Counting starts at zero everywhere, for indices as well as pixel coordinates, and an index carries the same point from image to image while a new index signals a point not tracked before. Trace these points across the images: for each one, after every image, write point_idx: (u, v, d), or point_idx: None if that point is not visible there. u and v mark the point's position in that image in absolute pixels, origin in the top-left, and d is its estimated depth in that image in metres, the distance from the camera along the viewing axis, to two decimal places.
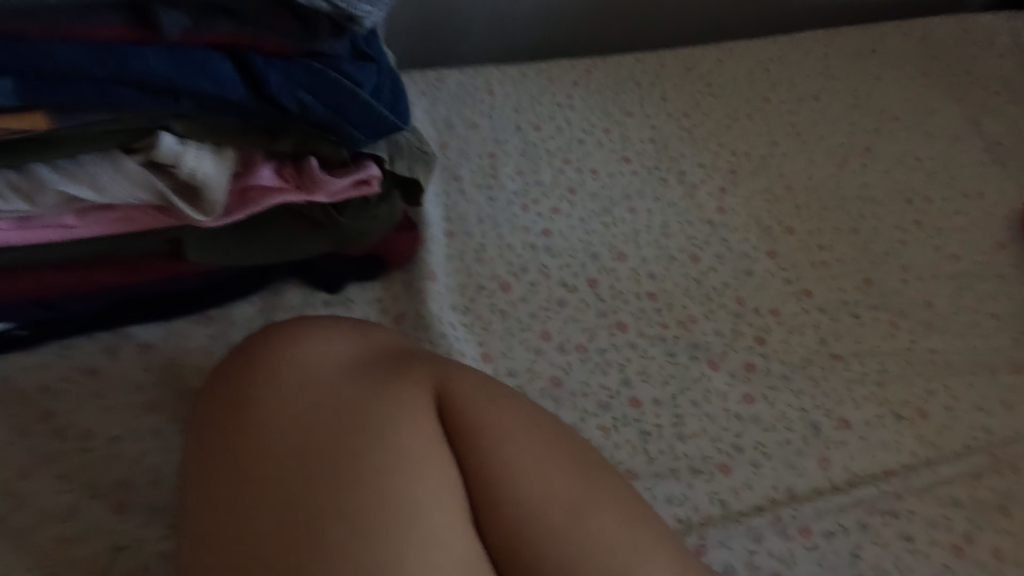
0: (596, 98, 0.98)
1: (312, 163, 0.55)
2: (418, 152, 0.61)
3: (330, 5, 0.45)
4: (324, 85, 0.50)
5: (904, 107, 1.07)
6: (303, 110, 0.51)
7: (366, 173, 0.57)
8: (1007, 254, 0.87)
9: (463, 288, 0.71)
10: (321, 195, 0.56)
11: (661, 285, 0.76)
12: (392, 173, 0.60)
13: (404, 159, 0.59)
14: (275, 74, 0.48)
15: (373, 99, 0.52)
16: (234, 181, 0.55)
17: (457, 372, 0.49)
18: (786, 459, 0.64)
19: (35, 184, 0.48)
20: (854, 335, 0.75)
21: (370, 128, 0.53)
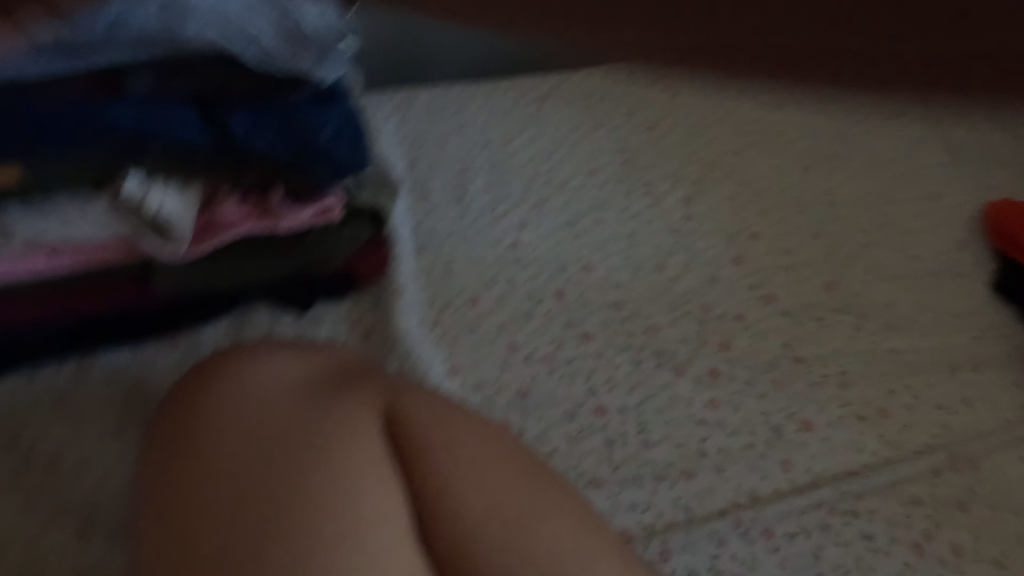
0: (566, 110, 0.99)
1: (275, 195, 0.57)
2: (382, 182, 0.64)
3: (289, 67, 0.50)
4: (290, 131, 0.52)
5: (870, 110, 1.08)
6: (269, 153, 0.53)
7: (327, 202, 0.58)
8: (968, 253, 0.88)
9: (431, 303, 0.72)
10: (283, 225, 0.58)
11: (628, 294, 0.78)
12: (357, 203, 0.62)
13: (369, 188, 0.62)
14: (241, 122, 0.51)
15: (338, 142, 0.54)
16: (200, 215, 0.56)
17: (410, 391, 0.50)
18: (749, 462, 0.65)
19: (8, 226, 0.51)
20: (818, 337, 0.76)
21: (337, 170, 0.55)
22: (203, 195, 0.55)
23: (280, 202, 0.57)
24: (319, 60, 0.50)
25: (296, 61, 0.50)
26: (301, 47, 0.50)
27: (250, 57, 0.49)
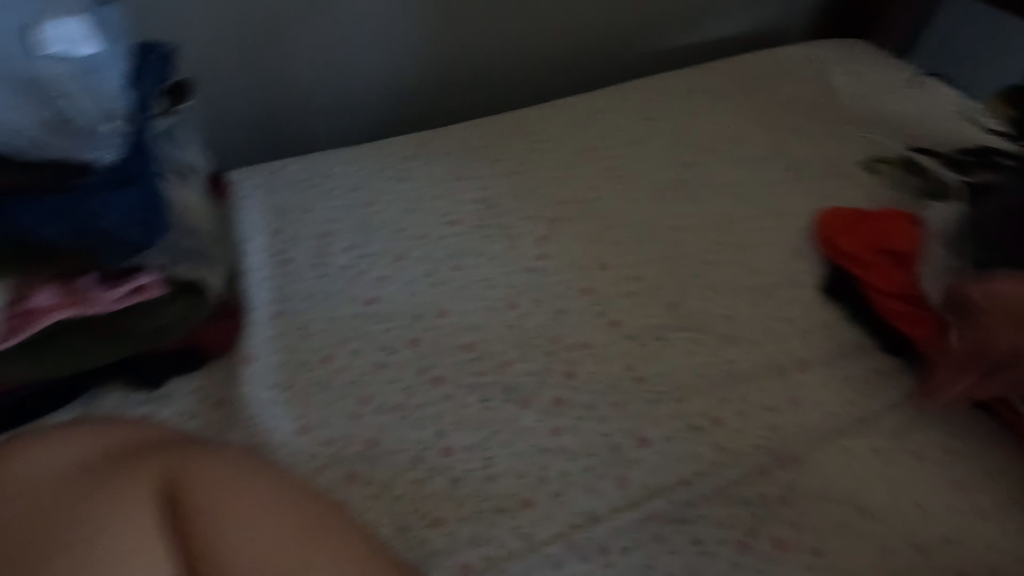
0: (432, 166, 1.04)
1: (84, 279, 0.62)
2: (201, 256, 0.67)
3: (60, 154, 0.57)
4: (73, 218, 0.57)
5: (719, 135, 1.17)
6: (57, 239, 0.58)
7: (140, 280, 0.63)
8: (802, 261, 0.96)
9: (286, 365, 0.76)
10: (100, 305, 0.62)
11: (481, 336, 0.82)
12: (176, 277, 0.66)
13: (187, 263, 0.66)
14: (25, 213, 0.56)
15: (123, 224, 0.59)
16: (14, 309, 0.60)
17: (183, 460, 0.59)
18: (588, 483, 0.69)
19: None
20: (659, 356, 0.82)
21: (127, 251, 0.61)
22: (11, 290, 0.60)
23: (93, 286, 0.62)
24: (88, 145, 0.58)
25: (65, 148, 0.57)
26: (65, 134, 0.57)
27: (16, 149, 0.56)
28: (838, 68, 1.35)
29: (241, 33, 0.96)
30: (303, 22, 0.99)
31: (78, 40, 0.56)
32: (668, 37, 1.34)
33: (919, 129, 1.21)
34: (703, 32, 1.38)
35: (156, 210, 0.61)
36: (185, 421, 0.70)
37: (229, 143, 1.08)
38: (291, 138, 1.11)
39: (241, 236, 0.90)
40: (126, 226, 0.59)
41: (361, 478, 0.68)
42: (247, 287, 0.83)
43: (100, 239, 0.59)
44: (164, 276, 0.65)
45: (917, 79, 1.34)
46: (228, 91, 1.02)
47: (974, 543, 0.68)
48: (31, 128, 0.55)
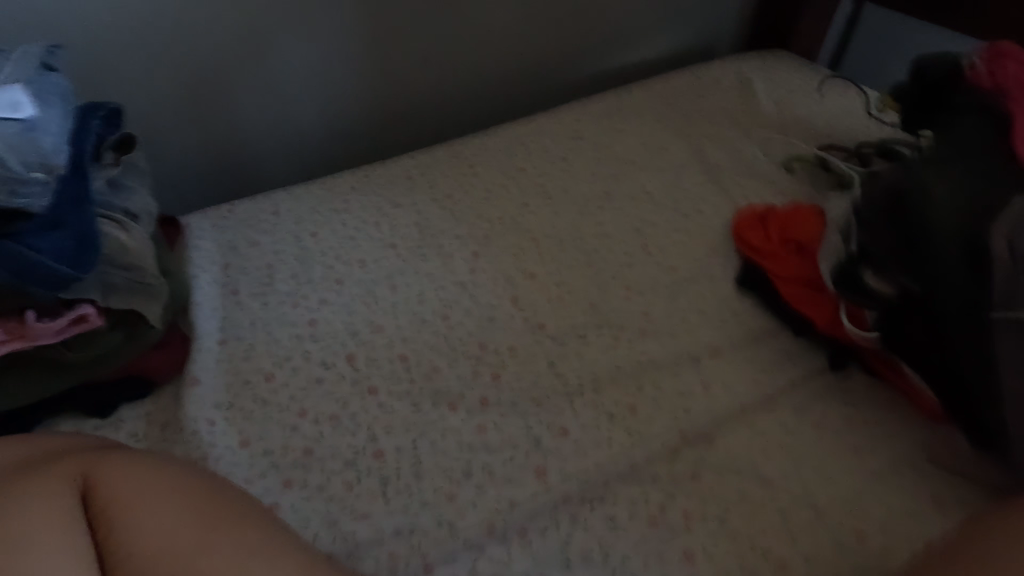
0: (371, 196, 1.10)
1: (31, 312, 0.68)
2: (135, 288, 0.75)
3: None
4: (10, 260, 0.64)
5: (642, 149, 1.25)
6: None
7: (79, 311, 0.70)
8: (718, 257, 1.03)
9: (229, 387, 0.82)
10: (46, 332, 0.69)
11: (412, 346, 0.88)
12: (112, 309, 0.73)
13: (120, 295, 0.73)
14: None
15: (56, 262, 0.66)
16: None
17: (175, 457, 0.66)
18: (509, 473, 0.75)
19: None
20: (579, 353, 0.88)
21: (63, 284, 0.67)
22: None
23: (37, 320, 0.68)
24: (16, 196, 0.64)
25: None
26: None
27: None
28: (756, 79, 1.44)
29: (183, 93, 1.06)
30: (238, 76, 1.08)
31: (17, 106, 0.67)
32: (590, 64, 1.47)
33: (829, 130, 1.30)
34: (625, 57, 1.52)
35: (83, 248, 0.68)
36: (133, 443, 0.76)
37: (184, 191, 1.16)
38: (245, 180, 1.21)
39: (190, 274, 0.95)
40: (55, 261, 0.66)
41: (297, 482, 0.73)
42: (194, 319, 0.88)
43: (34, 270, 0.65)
44: (102, 308, 0.72)
45: (828, 85, 1.44)
46: (179, 144, 1.10)
47: (869, 502, 0.73)
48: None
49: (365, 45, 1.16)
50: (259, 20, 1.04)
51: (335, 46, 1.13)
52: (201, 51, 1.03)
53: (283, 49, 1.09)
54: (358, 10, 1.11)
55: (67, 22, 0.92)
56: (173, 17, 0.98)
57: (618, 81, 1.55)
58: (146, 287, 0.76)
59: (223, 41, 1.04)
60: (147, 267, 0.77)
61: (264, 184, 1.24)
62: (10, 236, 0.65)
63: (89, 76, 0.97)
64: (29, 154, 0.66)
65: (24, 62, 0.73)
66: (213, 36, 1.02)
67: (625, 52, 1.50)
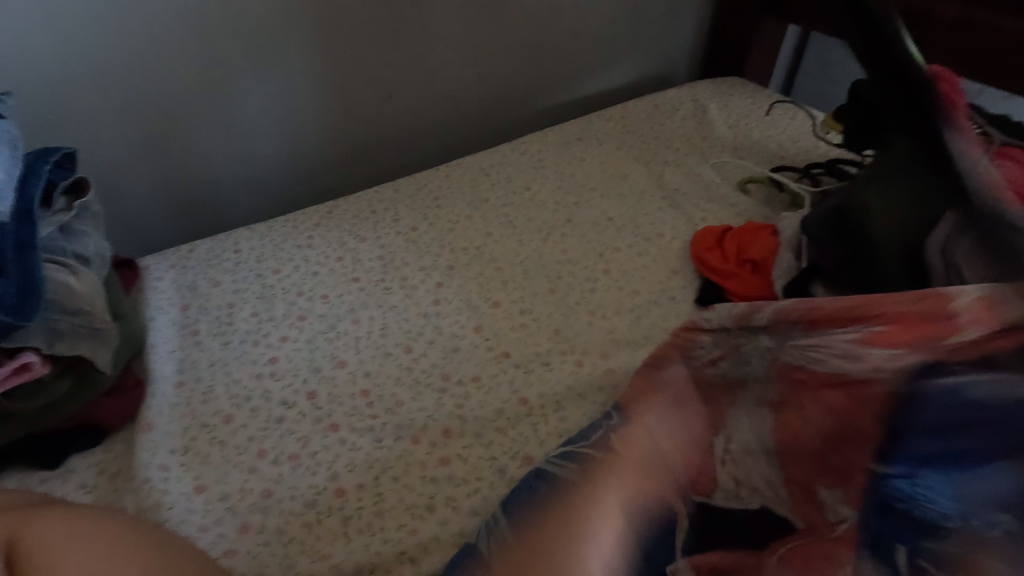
0: (334, 232, 1.10)
1: None
2: (82, 332, 0.73)
3: None
4: None
5: (602, 177, 1.27)
6: None
7: (23, 359, 0.67)
8: (679, 279, 1.05)
9: (185, 431, 0.80)
10: None
11: (375, 380, 0.87)
12: (58, 356, 0.71)
13: (67, 341, 0.71)
14: None
15: None
16: None
17: None
18: (475, 506, 0.73)
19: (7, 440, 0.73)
20: (543, 380, 0.88)
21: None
22: None
23: None
24: None
25: None
26: None
27: None
28: (711, 105, 1.49)
29: (142, 134, 1.05)
30: (194, 116, 1.08)
31: None
32: (546, 97, 1.51)
33: (782, 151, 1.35)
34: (582, 88, 1.56)
35: (27, 294, 0.67)
36: (82, 495, 0.73)
37: (141, 232, 1.15)
38: (211, 216, 1.20)
39: (147, 317, 0.93)
40: None
41: (254, 527, 0.71)
42: (149, 362, 0.86)
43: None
44: (47, 355, 0.70)
45: (779, 108, 1.49)
46: (137, 187, 1.10)
47: None
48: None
49: (326, 83, 1.17)
50: (216, 64, 1.06)
51: (292, 88, 1.15)
52: (152, 88, 1.02)
53: (239, 96, 1.11)
54: (317, 46, 1.13)
55: (17, 68, 0.91)
56: (119, 53, 0.97)
57: (575, 113, 1.59)
58: (96, 331, 0.74)
59: (176, 82, 1.04)
60: (96, 311, 0.75)
61: (231, 221, 1.23)
62: None
63: (37, 123, 0.96)
64: None
65: None
66: (171, 76, 1.03)
67: (584, 81, 1.55)
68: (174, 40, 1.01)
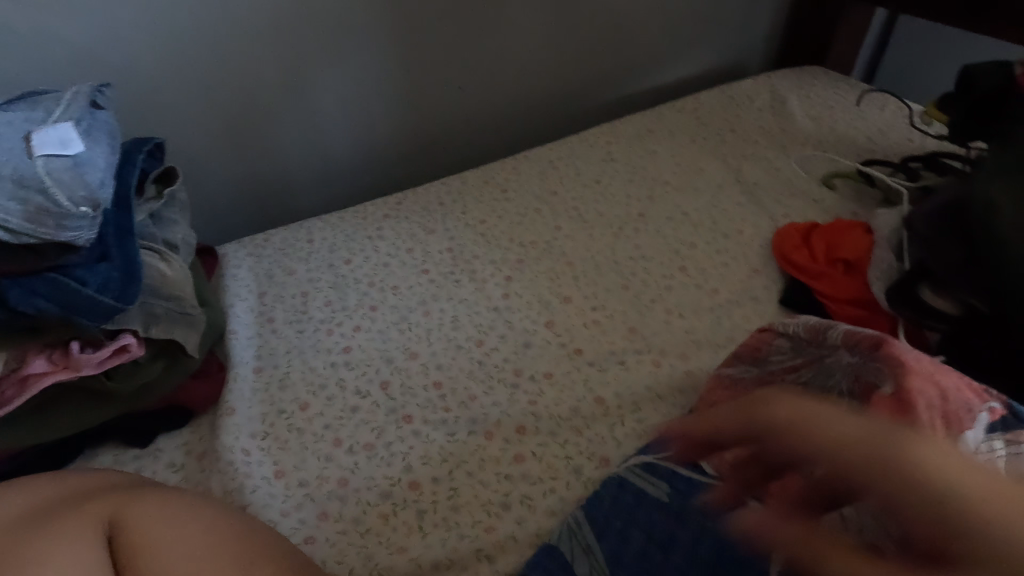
0: (404, 223, 1.10)
1: (74, 345, 0.69)
2: (174, 317, 0.76)
3: (38, 236, 0.64)
4: (80, 304, 0.66)
5: (675, 171, 1.22)
6: (71, 312, 0.66)
7: (122, 341, 0.71)
8: (760, 278, 0.99)
9: (265, 417, 0.81)
10: (86, 367, 0.69)
11: (447, 373, 0.86)
12: (153, 339, 0.74)
13: (160, 325, 0.74)
14: (40, 301, 0.65)
15: (102, 294, 0.68)
16: (14, 375, 0.68)
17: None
18: (550, 506, 0.72)
19: (135, 435, 0.77)
20: (618, 379, 0.85)
21: (103, 313, 0.68)
22: (12, 357, 0.68)
23: (80, 351, 0.69)
24: (62, 228, 0.65)
25: (43, 232, 0.64)
26: (43, 222, 0.64)
27: (6, 236, 0.63)
28: (790, 96, 1.41)
29: (225, 127, 1.08)
30: (270, 106, 1.10)
31: (66, 143, 0.69)
32: (614, 89, 1.47)
33: (871, 144, 1.26)
34: (651, 79, 1.51)
35: (127, 279, 0.70)
36: (170, 474, 0.76)
37: (219, 222, 1.18)
38: (285, 206, 1.23)
39: (227, 303, 0.96)
40: (99, 291, 0.67)
41: (333, 515, 0.71)
42: (231, 347, 0.89)
43: (91, 269, 0.68)
44: (144, 338, 0.73)
45: (867, 99, 1.39)
46: (216, 175, 1.12)
47: None
48: (15, 212, 0.63)
49: (398, 74, 1.17)
50: (293, 55, 1.07)
51: (364, 78, 1.15)
52: (234, 80, 1.05)
53: (313, 90, 1.12)
54: (390, 38, 1.13)
55: (111, 59, 0.95)
56: (202, 45, 0.99)
57: (641, 104, 1.55)
58: (186, 316, 0.76)
59: (256, 71, 1.06)
60: (185, 296, 0.78)
61: (300, 213, 1.26)
62: (56, 270, 0.67)
63: (130, 113, 1.00)
64: (76, 189, 0.66)
65: (75, 101, 0.76)
66: (248, 66, 1.05)
67: (654, 71, 1.50)
68: (255, 29, 1.02)
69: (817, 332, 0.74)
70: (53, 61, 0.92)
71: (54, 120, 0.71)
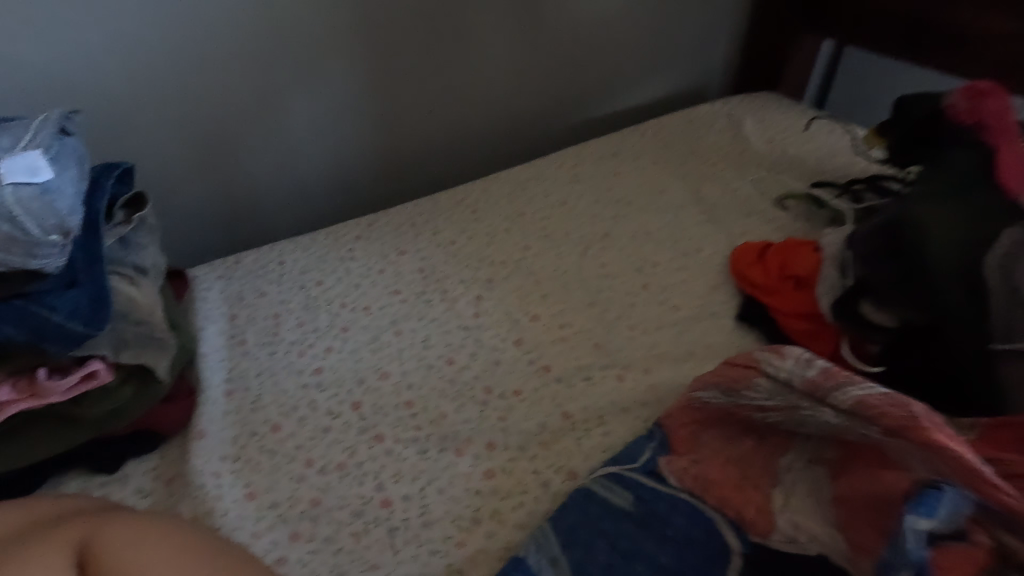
0: (376, 245, 1.12)
1: (40, 372, 0.69)
2: (145, 342, 0.76)
3: (8, 264, 0.66)
4: (48, 331, 0.67)
5: (638, 191, 1.27)
6: (39, 339, 0.67)
7: (89, 367, 0.71)
8: (719, 294, 1.04)
9: (236, 439, 0.82)
10: (52, 394, 0.69)
11: (419, 392, 0.88)
12: (122, 364, 0.74)
13: (130, 350, 0.74)
14: (9, 329, 0.66)
15: (70, 321, 0.68)
16: None
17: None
18: (519, 519, 0.74)
19: (103, 461, 0.77)
20: (584, 394, 0.88)
21: (72, 341, 0.69)
22: None
23: (47, 378, 0.70)
24: (32, 256, 0.66)
25: (13, 260, 0.66)
26: (13, 251, 0.66)
27: None
28: (746, 120, 1.48)
29: (196, 151, 1.10)
30: (240, 130, 1.12)
31: (35, 170, 0.69)
32: (580, 113, 1.52)
33: (821, 166, 1.33)
34: (615, 104, 1.57)
35: (97, 306, 0.70)
36: (139, 499, 0.75)
37: (189, 245, 1.18)
38: (256, 229, 1.24)
39: (197, 326, 0.96)
40: (68, 319, 0.68)
41: (304, 536, 0.72)
42: (201, 370, 0.89)
43: (60, 297, 0.68)
44: (112, 363, 0.73)
45: (817, 123, 1.48)
46: (187, 199, 1.13)
47: None
48: None
49: (369, 99, 1.20)
50: (264, 81, 1.09)
51: (335, 103, 1.18)
52: (205, 106, 1.06)
53: (284, 114, 1.14)
54: (360, 64, 1.16)
55: (80, 86, 0.96)
56: (171, 71, 1.01)
57: (607, 127, 1.60)
58: (155, 341, 0.77)
59: (227, 96, 1.07)
60: (156, 321, 0.78)
61: (272, 236, 1.26)
62: (25, 297, 0.67)
63: (99, 138, 1.01)
64: (46, 218, 0.68)
65: (44, 128, 0.76)
66: (218, 91, 1.06)
67: (618, 96, 1.56)
68: (226, 55, 1.04)
69: (810, 383, 0.66)
70: (21, 86, 0.92)
71: (23, 148, 0.72)
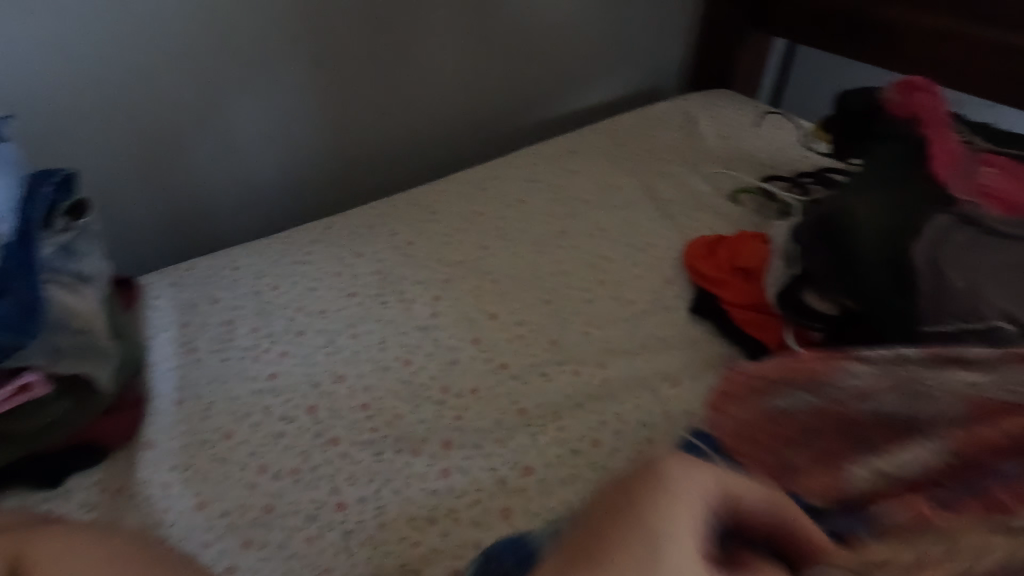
0: (332, 248, 1.11)
1: None
2: (85, 352, 0.74)
3: None
4: None
5: (595, 189, 1.29)
6: None
7: (22, 380, 0.69)
8: (672, 288, 1.06)
9: (185, 449, 0.80)
10: None
11: (374, 394, 0.87)
12: (59, 374, 0.72)
13: (68, 360, 0.72)
14: None
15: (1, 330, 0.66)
16: None
17: None
18: (475, 517, 0.74)
19: (42, 476, 0.74)
20: (540, 390, 0.89)
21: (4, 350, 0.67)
22: None
23: None
24: None
25: None
26: None
27: None
28: (700, 117, 1.52)
29: (143, 156, 1.07)
30: (189, 134, 1.09)
31: None
32: (537, 113, 1.54)
33: (772, 161, 1.37)
34: (572, 104, 1.59)
35: (28, 314, 0.69)
36: (82, 514, 0.73)
37: (139, 252, 1.15)
38: (210, 234, 1.21)
39: (146, 334, 0.94)
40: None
41: (256, 543, 0.71)
42: (150, 379, 0.87)
43: None
44: (48, 373, 0.71)
45: (767, 120, 1.52)
46: (135, 205, 1.10)
47: None
48: None
49: (321, 102, 1.20)
50: (211, 83, 1.07)
51: (286, 106, 1.16)
52: (149, 108, 1.04)
53: (232, 117, 1.12)
54: (311, 67, 1.15)
55: (14, 90, 0.92)
56: (112, 74, 0.98)
57: (566, 127, 1.62)
58: (95, 351, 0.75)
59: (172, 99, 1.05)
60: (98, 329, 0.77)
61: (226, 241, 1.24)
62: None
63: (38, 144, 0.97)
64: None
65: None
66: (163, 94, 1.04)
67: (575, 95, 1.58)
68: (170, 58, 1.02)
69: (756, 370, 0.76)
70: None
71: None
